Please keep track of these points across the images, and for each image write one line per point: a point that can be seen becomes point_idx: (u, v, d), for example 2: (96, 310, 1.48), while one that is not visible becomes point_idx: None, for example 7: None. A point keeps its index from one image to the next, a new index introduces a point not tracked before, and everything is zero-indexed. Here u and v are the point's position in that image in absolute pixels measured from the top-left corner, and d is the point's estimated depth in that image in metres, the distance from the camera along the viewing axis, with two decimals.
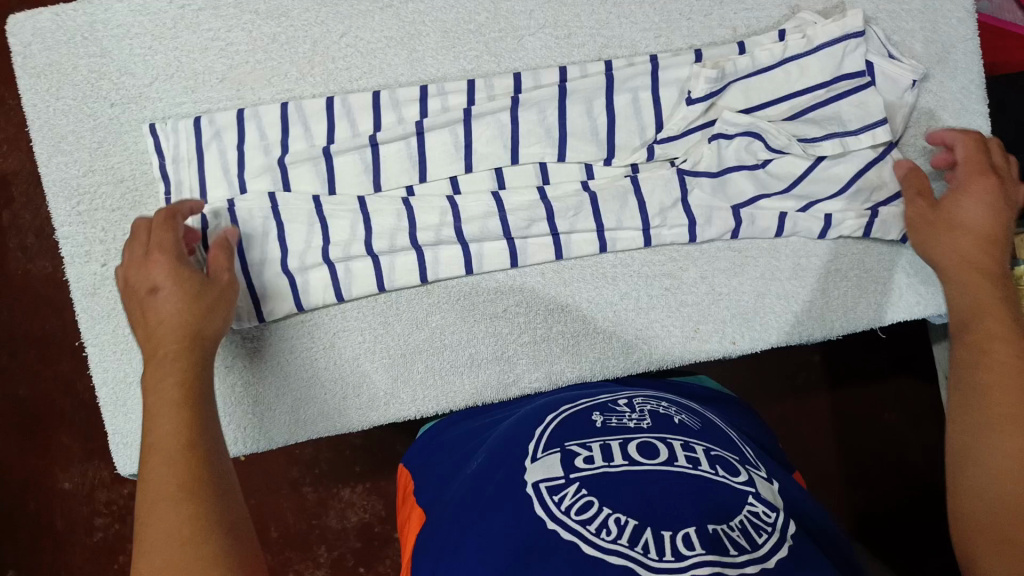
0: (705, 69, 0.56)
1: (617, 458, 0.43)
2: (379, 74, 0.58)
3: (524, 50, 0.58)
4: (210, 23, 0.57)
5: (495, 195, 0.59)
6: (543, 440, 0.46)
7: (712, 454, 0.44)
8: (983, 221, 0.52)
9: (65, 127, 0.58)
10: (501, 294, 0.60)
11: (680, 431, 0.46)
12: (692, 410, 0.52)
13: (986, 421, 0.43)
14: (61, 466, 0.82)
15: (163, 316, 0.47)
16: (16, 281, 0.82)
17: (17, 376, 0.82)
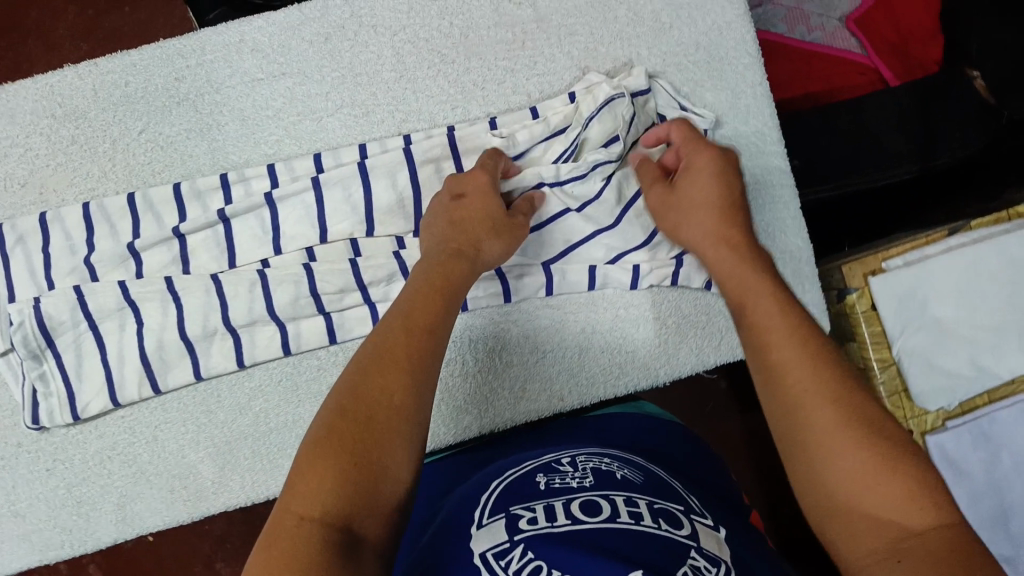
0: (495, 137, 0.58)
1: (559, 517, 0.43)
2: (181, 166, 0.58)
3: (324, 131, 0.59)
4: (8, 131, 0.58)
5: (305, 268, 0.58)
6: (488, 504, 0.46)
7: (655, 508, 0.44)
8: (718, 197, 0.53)
9: None
10: (324, 371, 0.60)
11: (623, 485, 0.46)
12: (637, 462, 0.50)
13: (791, 406, 0.42)
14: None
15: (471, 218, 0.51)
16: None
17: None
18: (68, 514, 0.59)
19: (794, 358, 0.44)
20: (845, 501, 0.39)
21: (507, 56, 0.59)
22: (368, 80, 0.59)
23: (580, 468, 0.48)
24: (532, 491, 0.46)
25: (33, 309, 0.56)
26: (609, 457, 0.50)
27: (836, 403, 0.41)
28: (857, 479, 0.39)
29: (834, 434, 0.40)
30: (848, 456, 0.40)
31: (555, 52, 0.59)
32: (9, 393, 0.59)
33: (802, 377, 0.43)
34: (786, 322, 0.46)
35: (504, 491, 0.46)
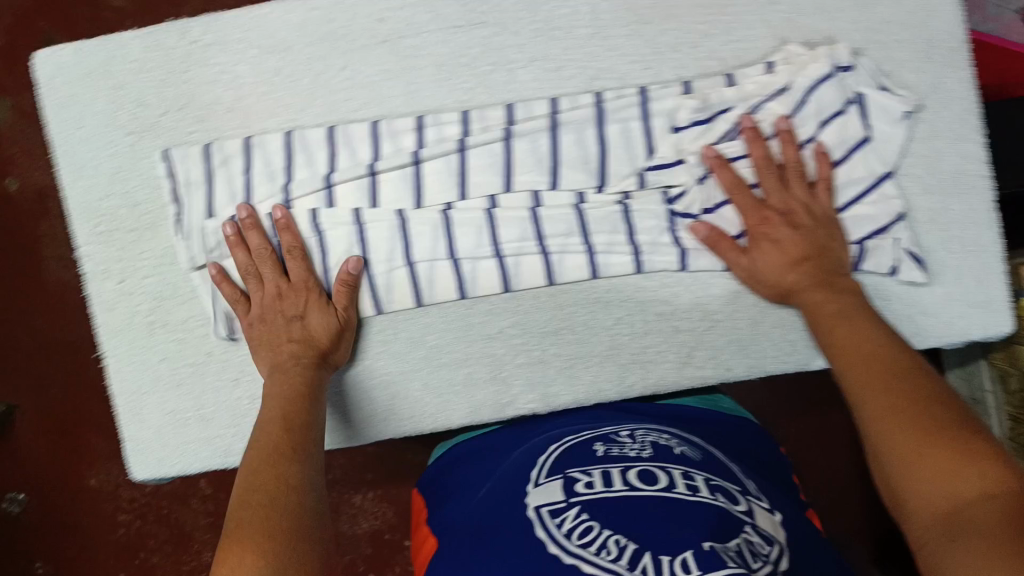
0: (689, 100, 0.58)
1: (616, 483, 0.48)
2: (378, 105, 0.60)
3: (516, 82, 0.60)
4: (218, 58, 0.60)
5: (486, 214, 0.61)
6: (546, 468, 0.52)
7: (710, 483, 0.48)
8: (796, 248, 0.56)
9: (88, 156, 0.62)
10: (496, 316, 0.63)
11: (680, 462, 0.51)
12: (693, 441, 0.56)
13: (860, 412, 0.47)
14: (89, 465, 0.99)
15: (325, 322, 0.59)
16: (50, 288, 1.00)
17: (52, 378, 0.99)
18: (248, 424, 0.63)
19: (863, 360, 0.49)
20: (907, 480, 0.43)
21: (705, 20, 0.59)
22: (564, 35, 0.59)
23: (637, 443, 0.53)
24: (588, 459, 0.52)
25: (232, 227, 0.61)
26: (668, 434, 0.56)
27: (909, 397, 0.46)
28: (913, 463, 0.43)
29: (895, 425, 0.45)
30: (906, 438, 0.44)
31: (755, 20, 0.59)
32: (202, 305, 0.63)
33: (868, 374, 0.48)
34: (867, 344, 0.50)
35: (563, 458, 0.52)
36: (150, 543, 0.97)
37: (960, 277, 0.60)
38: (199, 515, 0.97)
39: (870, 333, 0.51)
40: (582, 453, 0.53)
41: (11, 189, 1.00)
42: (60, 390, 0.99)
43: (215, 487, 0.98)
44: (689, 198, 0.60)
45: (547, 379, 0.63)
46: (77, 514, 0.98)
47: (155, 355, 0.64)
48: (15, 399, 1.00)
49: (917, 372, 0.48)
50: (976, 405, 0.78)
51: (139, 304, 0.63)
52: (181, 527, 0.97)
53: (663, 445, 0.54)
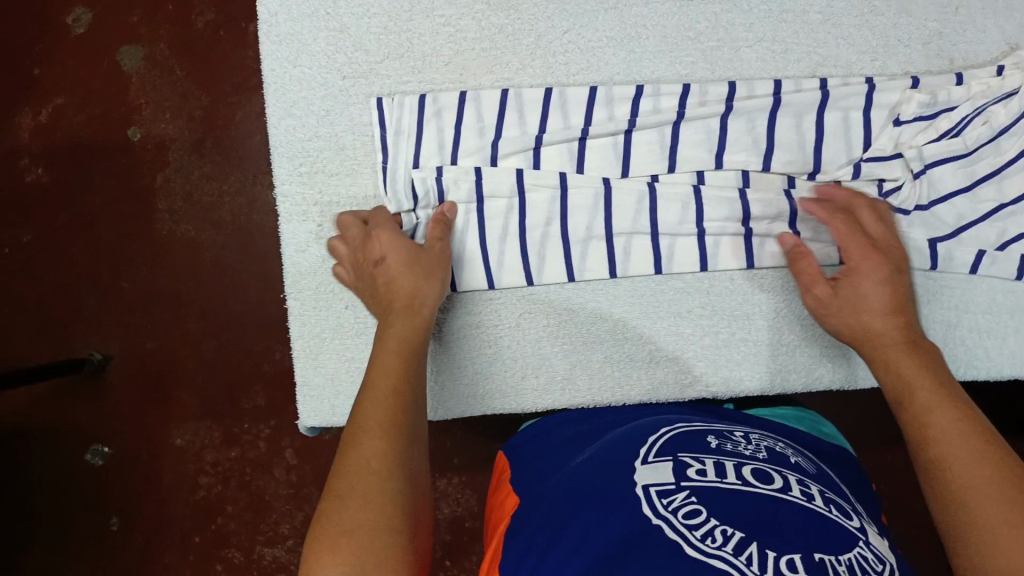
0: (919, 93, 0.58)
1: (730, 476, 0.44)
2: (596, 71, 0.61)
3: (739, 61, 0.60)
4: (443, 11, 0.61)
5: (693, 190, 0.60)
6: (654, 448, 0.48)
7: (826, 496, 0.45)
8: (882, 301, 0.53)
9: (298, 93, 0.62)
10: (688, 294, 0.62)
11: (796, 469, 0.47)
12: (805, 453, 0.52)
13: (951, 483, 0.43)
14: (176, 423, 0.94)
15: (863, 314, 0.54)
16: (161, 238, 0.97)
17: (151, 330, 0.96)
18: (423, 379, 0.63)
19: (943, 422, 0.46)
20: (976, 547, 0.40)
21: (938, 18, 0.59)
22: (794, 17, 0.59)
23: (751, 443, 0.50)
24: (700, 448, 0.48)
25: (436, 177, 0.60)
26: (782, 443, 0.52)
27: (988, 470, 0.43)
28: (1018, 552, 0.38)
29: (998, 501, 0.41)
30: (983, 505, 0.41)
31: (989, 23, 0.59)
32: None
33: (940, 437, 0.45)
34: (960, 412, 0.46)
35: (676, 442, 0.49)
36: (230, 509, 0.93)
37: None
38: (281, 485, 0.93)
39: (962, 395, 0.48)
40: (692, 440, 0.49)
41: (135, 140, 0.98)
42: (155, 343, 0.95)
43: (301, 458, 0.93)
44: (906, 192, 0.58)
45: (734, 364, 0.62)
46: (155, 471, 0.94)
47: (340, 301, 0.63)
48: (110, 347, 0.96)
49: (991, 443, 0.44)
50: None
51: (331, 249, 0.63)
52: (261, 494, 0.93)
53: (778, 451, 0.50)
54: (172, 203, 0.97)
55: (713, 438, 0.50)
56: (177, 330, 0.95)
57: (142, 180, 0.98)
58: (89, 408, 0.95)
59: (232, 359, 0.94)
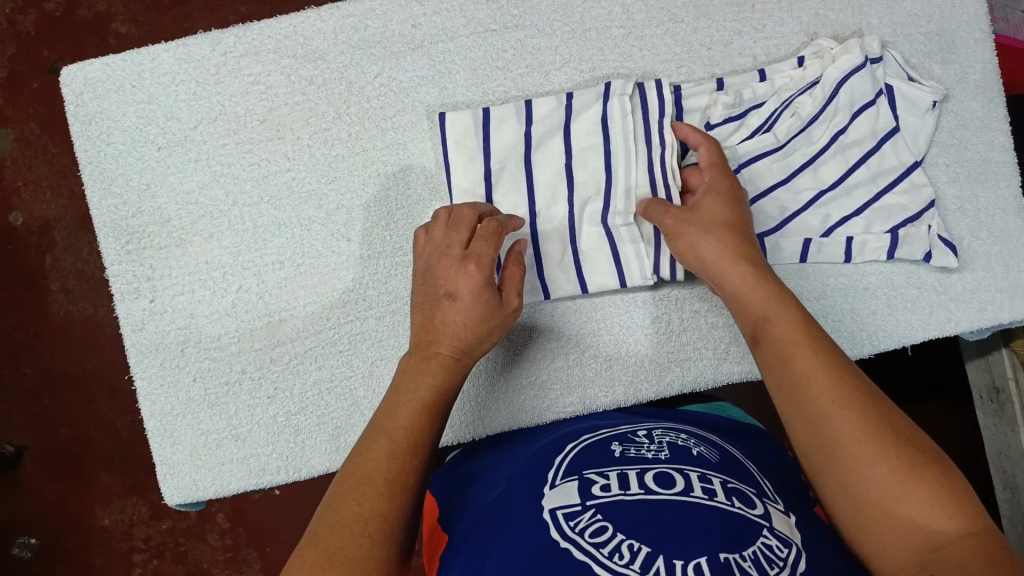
0: (722, 96, 0.58)
1: (633, 487, 0.43)
2: (411, 111, 0.60)
3: (550, 84, 0.60)
4: (251, 68, 0.60)
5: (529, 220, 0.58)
6: (561, 469, 0.47)
7: (728, 487, 0.44)
8: (731, 217, 0.53)
9: (115, 171, 0.61)
10: (534, 319, 0.61)
11: (698, 462, 0.46)
12: (710, 440, 0.51)
13: (837, 452, 0.42)
14: (101, 504, 0.91)
15: (454, 322, 0.52)
16: (59, 322, 0.91)
17: (58, 416, 0.91)
18: (285, 441, 0.62)
19: (820, 383, 0.44)
20: (878, 522, 0.40)
21: (737, 18, 0.60)
22: (597, 35, 0.60)
23: (656, 444, 0.49)
24: (606, 459, 0.47)
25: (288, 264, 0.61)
26: (685, 434, 0.51)
27: (869, 435, 0.41)
28: (904, 514, 0.39)
29: (882, 460, 0.40)
30: (876, 477, 0.40)
31: (784, 17, 0.60)
32: (236, 319, 0.61)
33: (821, 408, 0.43)
34: (823, 371, 0.44)
35: (580, 458, 0.48)
36: None
37: (990, 263, 0.60)
38: (217, 551, 0.91)
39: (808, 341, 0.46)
40: (598, 453, 0.48)
41: (17, 225, 0.90)
42: (67, 426, 0.91)
43: (234, 520, 0.92)
44: None
45: (585, 385, 0.61)
46: (88, 555, 0.92)
47: (188, 374, 0.61)
48: (22, 436, 0.91)
49: (869, 395, 0.43)
50: (999, 394, 0.77)
51: (171, 322, 0.61)
52: (198, 564, 0.92)
53: (681, 445, 0.49)
54: (65, 283, 0.91)
55: (619, 447, 0.49)
56: (84, 409, 0.91)
57: (31, 265, 0.91)
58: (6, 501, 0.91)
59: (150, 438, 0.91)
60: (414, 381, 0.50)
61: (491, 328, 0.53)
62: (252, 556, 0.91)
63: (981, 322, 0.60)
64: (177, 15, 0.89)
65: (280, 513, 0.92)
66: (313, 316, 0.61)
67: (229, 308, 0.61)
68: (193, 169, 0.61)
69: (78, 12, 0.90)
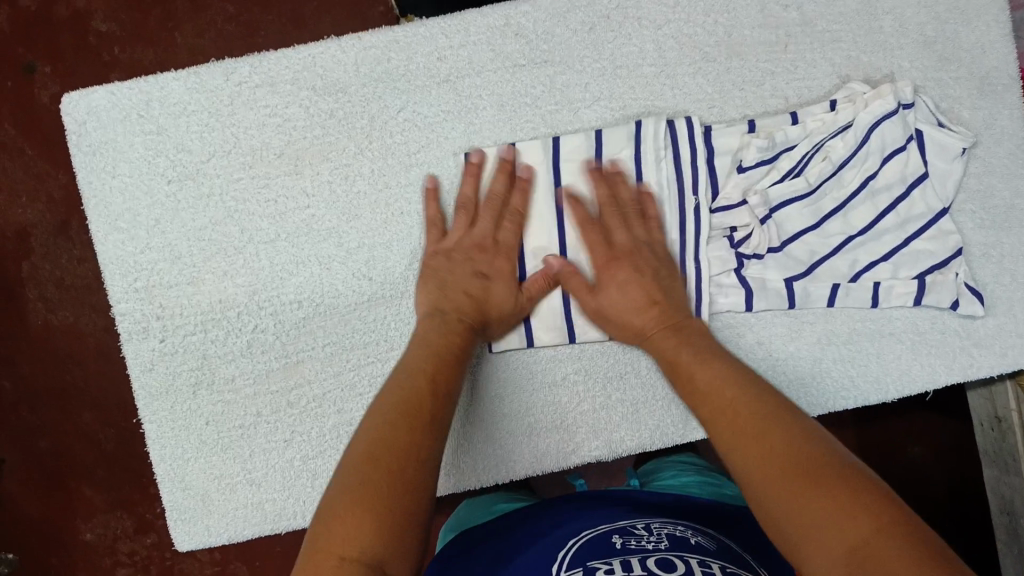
0: (756, 138, 0.57)
1: (635, 568, 0.42)
2: (436, 147, 0.58)
3: (579, 122, 0.59)
4: (267, 100, 0.58)
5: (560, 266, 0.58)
6: (564, 560, 0.46)
7: (729, 571, 0.43)
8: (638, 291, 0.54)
9: (121, 206, 0.58)
10: (561, 362, 0.61)
11: (697, 549, 0.46)
12: (708, 531, 0.50)
13: (742, 451, 0.44)
14: (84, 518, 0.89)
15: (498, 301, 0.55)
16: (37, 332, 0.87)
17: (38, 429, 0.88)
18: (302, 485, 0.60)
19: (740, 405, 0.46)
20: (792, 510, 0.39)
21: (768, 59, 0.59)
22: (628, 73, 0.59)
23: (654, 530, 0.49)
24: (606, 545, 0.47)
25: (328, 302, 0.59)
26: (682, 524, 0.50)
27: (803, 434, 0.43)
28: (802, 502, 0.39)
29: (780, 462, 0.41)
30: (792, 494, 0.39)
31: (816, 58, 0.59)
32: (252, 360, 0.59)
33: (744, 416, 0.45)
34: (727, 390, 0.48)
35: (581, 546, 0.47)
36: None
37: (1013, 309, 0.60)
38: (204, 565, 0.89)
39: (699, 378, 0.50)
40: (598, 538, 0.48)
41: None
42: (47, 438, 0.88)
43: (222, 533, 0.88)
44: (755, 240, 0.57)
45: (611, 428, 0.61)
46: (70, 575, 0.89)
47: (200, 417, 0.59)
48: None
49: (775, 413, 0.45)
50: (1000, 423, 0.78)
51: (182, 363, 0.59)
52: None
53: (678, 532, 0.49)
54: (43, 291, 0.87)
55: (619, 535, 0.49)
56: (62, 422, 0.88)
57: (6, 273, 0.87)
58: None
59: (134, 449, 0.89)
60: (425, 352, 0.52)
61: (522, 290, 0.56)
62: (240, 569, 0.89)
63: (1002, 367, 0.61)
64: (161, 15, 0.84)
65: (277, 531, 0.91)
66: (332, 357, 0.59)
67: (244, 349, 0.59)
68: (206, 204, 0.58)
69: (55, 9, 0.85)
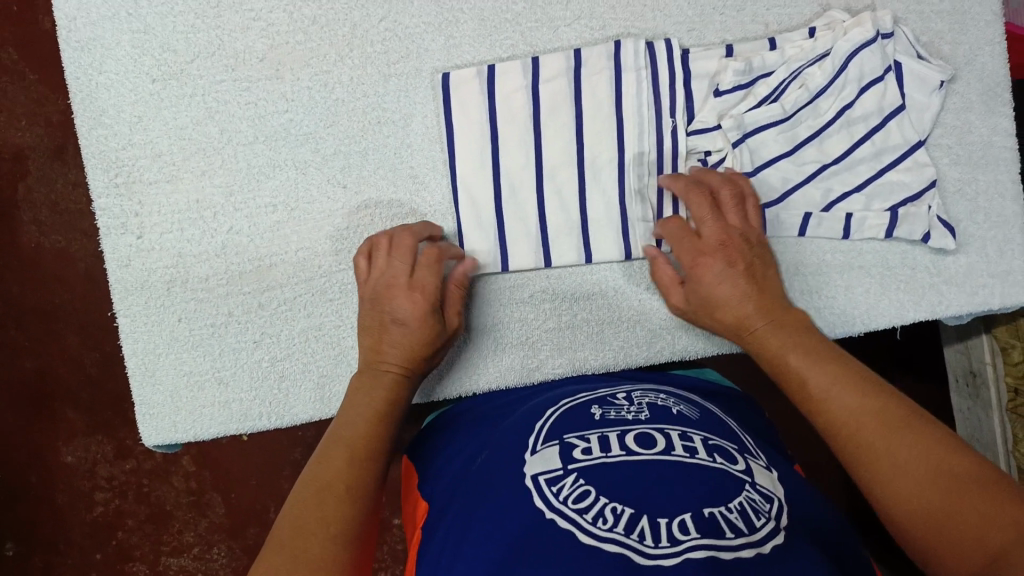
0: (734, 62, 0.57)
1: (614, 449, 0.44)
2: (416, 59, 0.59)
3: (559, 41, 0.60)
4: (252, 4, 0.58)
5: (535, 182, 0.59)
6: (541, 433, 0.48)
7: (709, 444, 0.45)
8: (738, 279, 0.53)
9: (106, 102, 0.59)
10: (529, 280, 0.61)
11: (679, 423, 0.47)
12: (691, 401, 0.52)
13: (852, 438, 0.45)
14: (64, 441, 0.96)
15: (394, 343, 0.53)
16: (28, 252, 0.94)
17: (28, 350, 0.95)
18: (269, 387, 0.61)
19: (827, 395, 0.47)
20: (936, 522, 0.39)
21: None
22: None
23: (635, 405, 0.50)
24: (586, 423, 0.49)
25: (303, 206, 0.60)
26: (665, 396, 0.52)
27: (883, 416, 0.45)
28: (937, 509, 0.40)
29: (908, 468, 0.42)
30: (929, 502, 0.40)
31: None
32: (225, 261, 0.60)
33: (850, 401, 0.46)
34: (842, 374, 0.48)
35: (560, 422, 0.49)
36: (126, 522, 0.96)
37: (984, 248, 0.61)
38: (181, 493, 0.96)
39: (797, 365, 0.50)
40: (579, 416, 0.50)
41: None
42: (32, 361, 0.95)
43: (198, 465, 0.96)
44: (728, 163, 0.58)
45: (577, 348, 0.61)
46: (49, 493, 0.96)
47: (171, 314, 0.60)
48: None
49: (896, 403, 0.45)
50: (976, 377, 0.78)
51: (158, 260, 0.60)
52: (161, 505, 0.96)
53: (660, 406, 0.50)
54: (37, 213, 0.94)
55: (598, 409, 0.50)
56: (50, 345, 0.95)
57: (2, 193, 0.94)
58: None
59: (117, 371, 0.95)
60: (366, 392, 0.51)
61: (435, 348, 0.54)
62: (215, 500, 0.96)
63: (969, 306, 0.61)
64: None
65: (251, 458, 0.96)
66: (304, 263, 0.60)
67: (219, 248, 0.60)
68: (188, 104, 0.59)
69: None
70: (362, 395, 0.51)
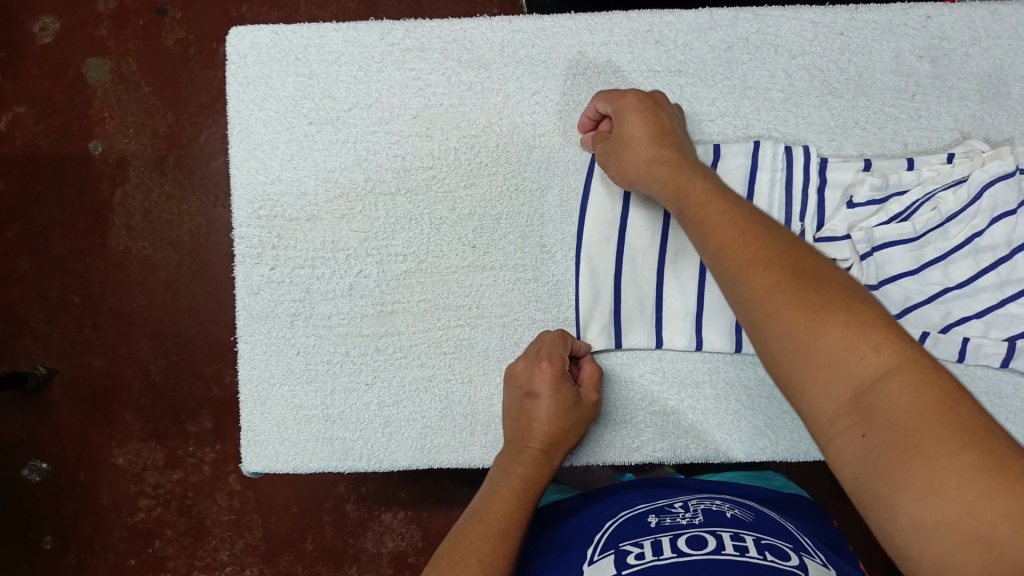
0: (871, 176, 0.59)
1: (666, 551, 0.46)
2: (562, 134, 0.61)
3: (702, 134, 0.61)
4: (414, 64, 0.61)
5: (661, 267, 0.60)
6: (599, 543, 0.50)
7: (760, 542, 0.46)
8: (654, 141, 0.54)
9: (261, 136, 0.62)
10: (641, 361, 0.62)
11: (731, 523, 0.49)
12: (746, 506, 0.54)
13: (799, 345, 0.39)
14: (119, 443, 0.95)
15: (538, 417, 0.57)
16: (117, 255, 0.96)
17: (99, 348, 0.96)
18: (372, 431, 0.62)
19: (801, 326, 0.39)
20: (891, 456, 0.35)
21: (894, 104, 0.61)
22: (757, 95, 0.61)
23: (690, 511, 0.52)
24: (642, 528, 0.50)
25: (431, 259, 0.62)
26: (719, 500, 0.54)
27: (862, 342, 0.37)
28: (900, 435, 0.35)
29: (853, 387, 0.37)
30: (876, 432, 0.36)
31: (942, 112, 0.61)
32: (349, 303, 0.62)
33: (801, 306, 0.40)
34: (801, 272, 0.42)
35: (617, 531, 0.51)
36: (166, 533, 0.94)
37: None
38: (223, 511, 0.94)
39: (754, 262, 0.43)
40: (635, 522, 0.52)
41: (96, 152, 0.96)
42: (101, 360, 0.95)
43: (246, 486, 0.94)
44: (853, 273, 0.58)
45: (681, 435, 0.62)
46: (93, 494, 0.95)
47: (290, 346, 0.62)
48: (53, 361, 0.96)
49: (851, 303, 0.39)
50: None
51: (286, 293, 0.62)
52: (202, 520, 0.94)
53: (714, 510, 0.52)
54: (131, 217, 0.96)
55: (654, 518, 0.52)
56: (122, 347, 0.95)
57: (103, 195, 0.96)
58: (26, 426, 0.95)
59: (181, 384, 0.95)
60: (510, 466, 0.55)
61: (574, 417, 0.58)
62: (255, 522, 0.94)
63: None
64: None
65: (300, 487, 0.95)
66: (425, 314, 0.62)
67: (344, 291, 0.62)
68: (338, 150, 0.62)
69: None
70: (510, 472, 0.54)
